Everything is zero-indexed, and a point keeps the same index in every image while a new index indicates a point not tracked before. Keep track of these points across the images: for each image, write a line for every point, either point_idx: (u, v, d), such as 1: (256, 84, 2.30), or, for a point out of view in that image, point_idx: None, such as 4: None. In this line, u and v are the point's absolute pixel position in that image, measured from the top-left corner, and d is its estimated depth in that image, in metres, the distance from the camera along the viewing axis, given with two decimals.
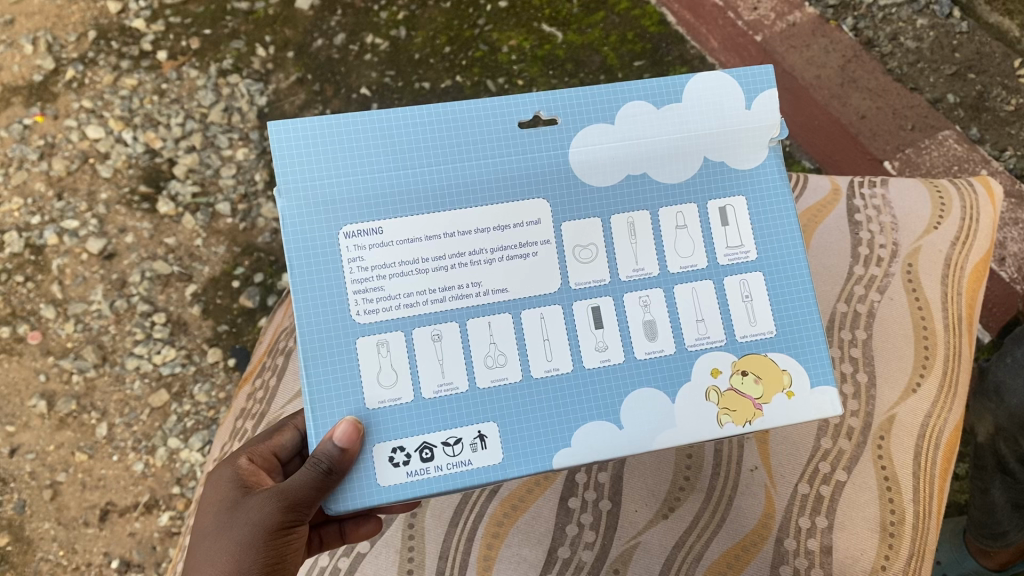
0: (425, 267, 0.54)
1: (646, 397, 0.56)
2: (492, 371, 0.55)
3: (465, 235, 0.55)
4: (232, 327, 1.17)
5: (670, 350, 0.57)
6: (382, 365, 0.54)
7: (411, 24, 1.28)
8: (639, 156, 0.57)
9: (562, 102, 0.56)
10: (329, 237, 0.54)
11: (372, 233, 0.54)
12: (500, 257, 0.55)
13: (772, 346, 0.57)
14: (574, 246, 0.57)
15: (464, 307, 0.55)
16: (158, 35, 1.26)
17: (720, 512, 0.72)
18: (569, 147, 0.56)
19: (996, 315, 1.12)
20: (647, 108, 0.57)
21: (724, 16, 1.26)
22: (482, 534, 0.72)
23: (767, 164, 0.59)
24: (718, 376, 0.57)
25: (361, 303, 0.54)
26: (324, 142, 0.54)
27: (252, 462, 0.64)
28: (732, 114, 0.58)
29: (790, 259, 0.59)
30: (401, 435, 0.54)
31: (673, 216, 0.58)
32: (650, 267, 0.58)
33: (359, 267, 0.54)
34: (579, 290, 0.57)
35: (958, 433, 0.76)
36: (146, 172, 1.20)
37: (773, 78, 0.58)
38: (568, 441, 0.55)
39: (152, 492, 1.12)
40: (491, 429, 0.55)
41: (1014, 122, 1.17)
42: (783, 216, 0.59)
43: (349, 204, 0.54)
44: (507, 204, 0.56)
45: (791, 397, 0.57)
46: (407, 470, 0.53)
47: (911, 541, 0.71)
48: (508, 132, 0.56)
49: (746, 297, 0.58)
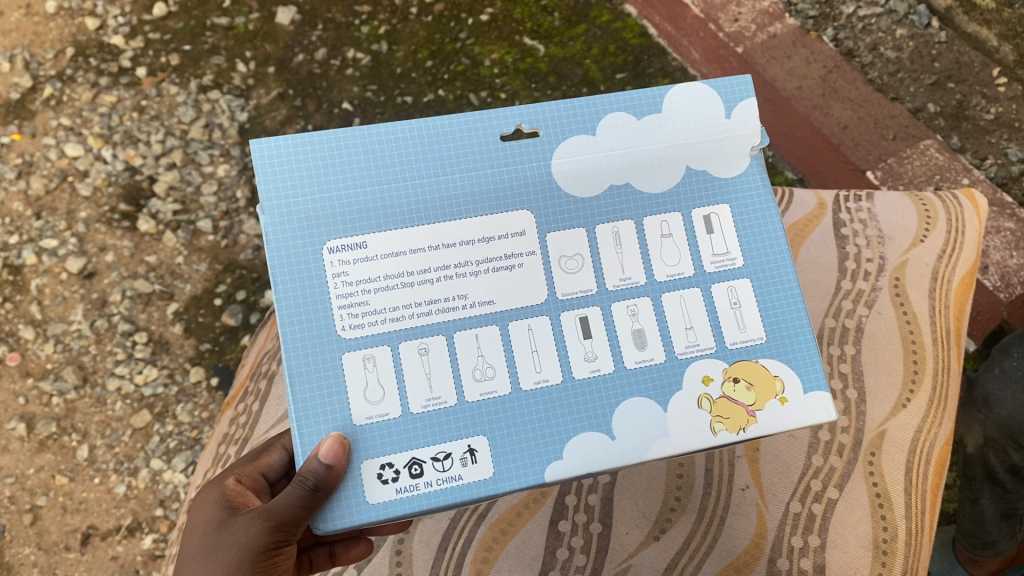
0: (410, 281, 0.54)
1: (637, 407, 0.55)
2: (481, 385, 0.54)
3: (449, 248, 0.54)
4: (215, 346, 1.15)
5: (661, 359, 0.56)
6: (368, 381, 0.53)
7: (392, 38, 1.28)
8: (622, 166, 0.57)
9: (543, 113, 0.56)
10: (311, 254, 0.53)
11: (354, 248, 0.53)
12: (485, 269, 0.55)
13: (763, 352, 0.56)
14: (559, 256, 0.56)
15: (451, 321, 0.54)
16: (137, 52, 1.24)
17: (711, 533, 0.71)
18: (551, 157, 0.56)
19: (979, 323, 1.12)
20: (627, 118, 0.57)
21: (706, 28, 1.26)
22: (471, 559, 0.71)
23: (749, 171, 0.58)
24: (709, 384, 0.55)
25: (346, 318, 0.53)
26: (305, 158, 0.53)
27: (239, 483, 0.63)
28: (712, 123, 0.58)
29: (777, 263, 0.58)
30: (389, 452, 0.52)
31: (658, 224, 0.57)
32: (636, 276, 0.57)
33: (343, 283, 0.53)
34: (565, 300, 0.56)
35: (949, 447, 0.76)
36: (126, 189, 1.18)
37: (750, 87, 0.58)
38: (559, 453, 0.54)
39: (134, 515, 1.10)
40: (480, 443, 0.53)
41: (994, 130, 1.17)
42: (769, 221, 0.58)
43: (332, 220, 0.53)
44: (489, 217, 0.55)
45: (785, 403, 0.55)
46: (395, 487, 0.52)
47: (903, 559, 0.71)
48: (491, 145, 0.56)
49: (734, 303, 0.57)
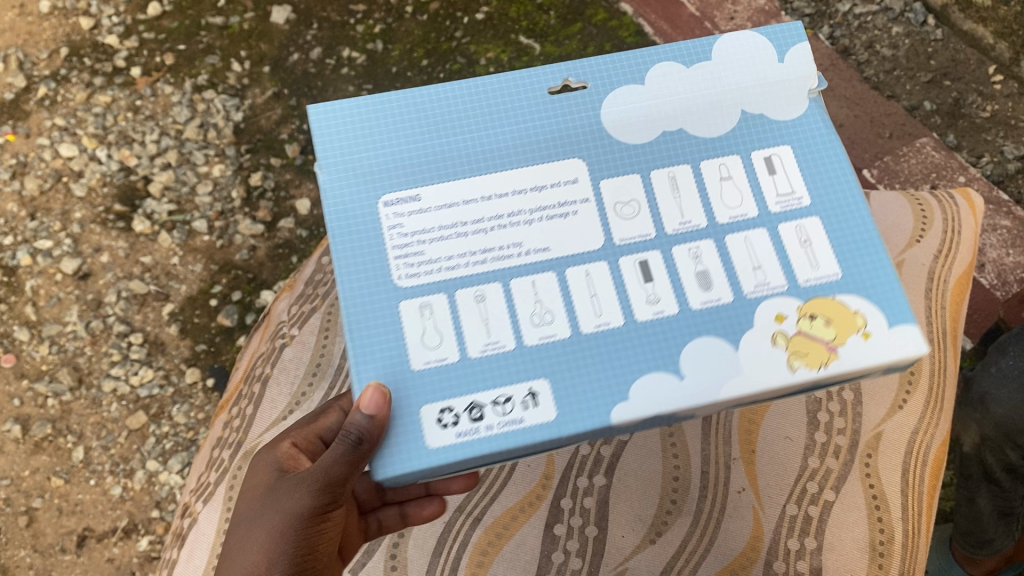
0: (463, 229, 0.51)
1: (708, 347, 0.50)
2: (540, 330, 0.50)
3: (501, 197, 0.52)
4: (210, 346, 1.15)
5: (728, 298, 0.51)
6: (425, 328, 0.50)
7: (387, 37, 1.27)
8: (672, 113, 0.55)
9: (589, 68, 0.55)
10: (365, 210, 0.52)
11: (407, 201, 0.52)
12: (539, 217, 0.52)
13: (843, 288, 0.51)
14: (614, 202, 0.53)
15: (507, 266, 0.51)
16: (131, 51, 1.24)
17: (708, 536, 0.71)
18: (598, 108, 0.55)
19: (975, 321, 1.10)
20: (675, 67, 0.55)
21: (702, 25, 1.25)
22: (467, 562, 0.71)
23: (811, 115, 0.55)
24: (783, 322, 0.50)
25: (401, 268, 0.51)
26: (361, 119, 0.53)
27: (293, 446, 0.61)
28: (765, 67, 0.55)
29: (847, 198, 0.53)
30: (446, 397, 0.49)
31: (716, 168, 0.54)
32: (696, 220, 0.53)
33: (399, 234, 0.51)
34: (622, 245, 0.52)
35: (945, 449, 0.76)
36: (121, 190, 1.18)
37: (802, 33, 0.56)
38: (625, 395, 0.48)
39: (130, 516, 1.10)
40: (541, 386, 0.49)
41: (990, 128, 1.16)
42: (835, 160, 0.54)
43: (385, 176, 0.52)
44: (540, 165, 0.53)
45: (868, 338, 0.50)
46: (454, 433, 0.47)
47: (900, 560, 0.71)
48: (539, 99, 0.54)
49: (804, 242, 0.52)
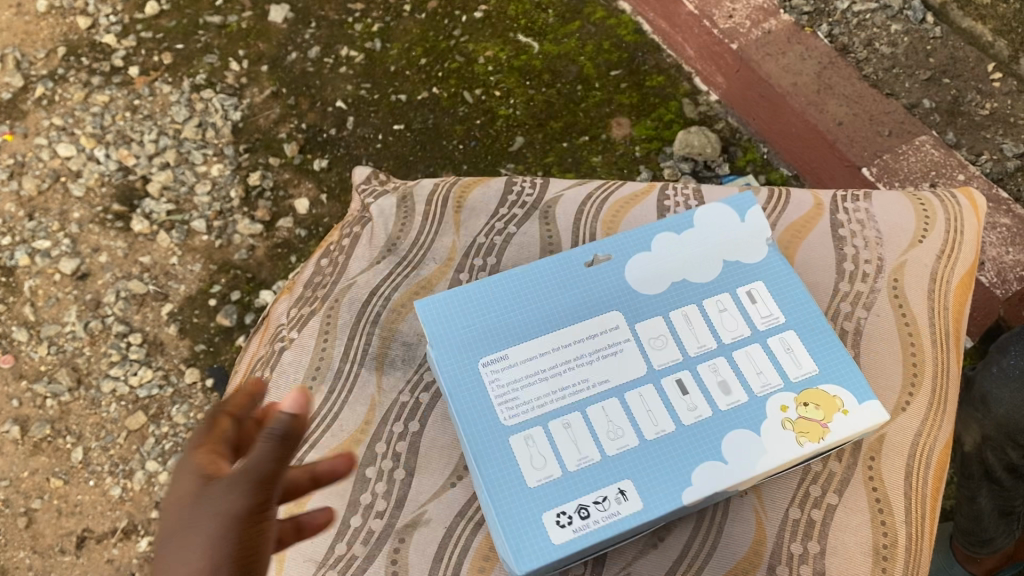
0: (546, 374, 0.57)
1: (744, 438, 0.55)
2: (616, 440, 0.55)
3: (569, 346, 0.58)
4: (210, 346, 1.13)
5: (744, 399, 0.56)
6: (530, 454, 0.54)
7: (385, 35, 1.31)
8: (675, 268, 0.62)
9: (613, 244, 0.63)
10: (470, 374, 0.57)
11: (499, 359, 0.57)
12: (598, 355, 0.58)
13: (822, 378, 0.57)
14: (648, 336, 0.59)
15: (585, 397, 0.56)
16: (130, 50, 1.30)
17: (709, 540, 0.64)
18: (625, 268, 0.62)
19: (977, 320, 1.07)
20: (668, 238, 0.63)
21: (700, 24, 1.20)
22: (468, 569, 0.61)
23: (772, 256, 0.62)
24: (787, 410, 0.56)
25: (506, 412, 0.56)
26: (454, 305, 0.60)
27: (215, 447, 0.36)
28: (731, 227, 0.63)
29: (814, 318, 0.59)
30: (559, 501, 0.53)
31: (713, 305, 0.60)
32: (707, 343, 0.59)
33: (497, 387, 0.56)
34: (661, 369, 0.58)
35: (949, 450, 0.70)
36: (120, 190, 1.20)
37: (754, 199, 0.64)
38: (689, 480, 0.53)
39: (129, 517, 1.05)
40: (628, 483, 0.53)
41: (990, 126, 1.15)
42: (790, 283, 0.61)
43: (479, 344, 0.58)
44: (591, 319, 0.59)
45: (847, 413, 0.55)
46: (572, 529, 0.52)
47: (904, 566, 0.63)
48: (581, 268, 0.62)
49: (787, 349, 0.58)
